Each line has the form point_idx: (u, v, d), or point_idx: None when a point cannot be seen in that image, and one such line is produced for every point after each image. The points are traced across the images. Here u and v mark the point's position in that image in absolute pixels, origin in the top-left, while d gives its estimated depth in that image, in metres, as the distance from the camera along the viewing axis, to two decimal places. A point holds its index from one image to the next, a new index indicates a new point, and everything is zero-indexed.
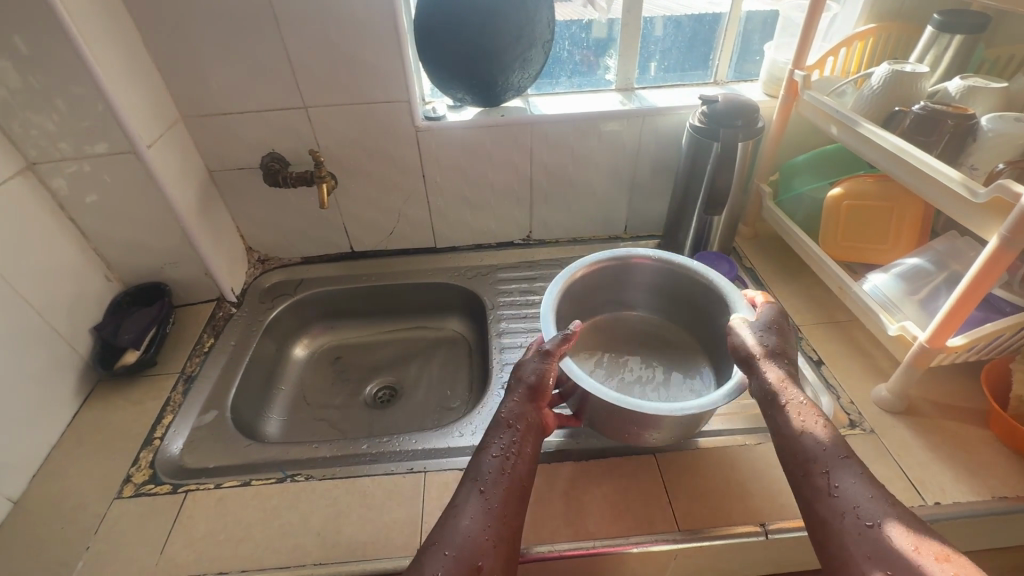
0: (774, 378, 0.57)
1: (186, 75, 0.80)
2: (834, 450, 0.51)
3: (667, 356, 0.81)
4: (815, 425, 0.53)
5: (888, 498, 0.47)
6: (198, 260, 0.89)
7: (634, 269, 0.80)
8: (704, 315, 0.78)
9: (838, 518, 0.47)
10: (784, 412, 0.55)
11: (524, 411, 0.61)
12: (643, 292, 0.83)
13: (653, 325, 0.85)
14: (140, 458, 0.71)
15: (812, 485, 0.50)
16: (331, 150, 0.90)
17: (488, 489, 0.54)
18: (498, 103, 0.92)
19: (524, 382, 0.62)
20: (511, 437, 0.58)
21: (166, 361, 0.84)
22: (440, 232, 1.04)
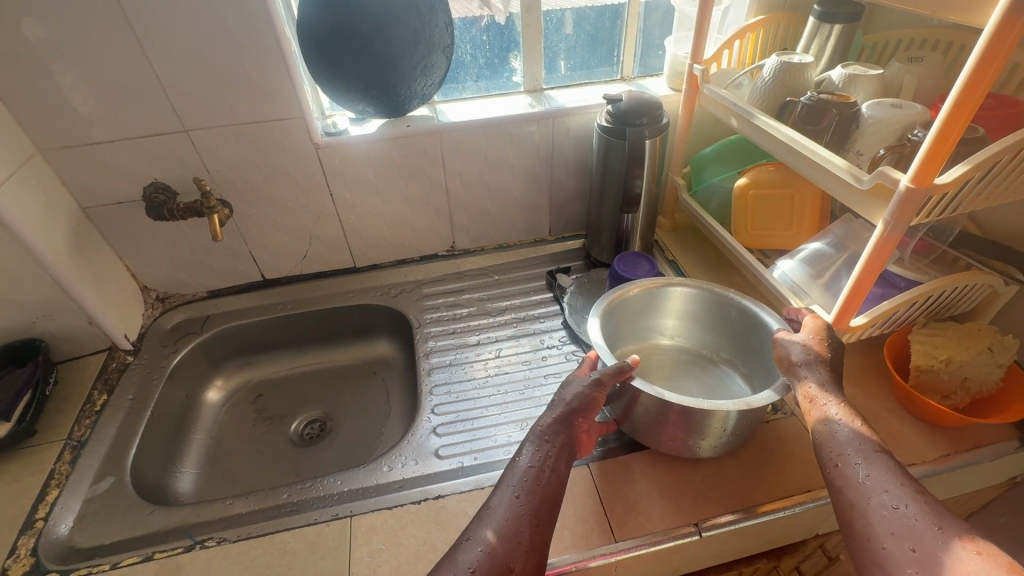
0: (813, 385, 0.58)
1: (35, 103, 0.71)
2: (866, 444, 0.52)
3: (710, 385, 0.75)
4: (846, 425, 0.54)
5: (916, 485, 0.48)
6: (77, 309, 0.79)
7: (674, 295, 0.77)
8: (744, 338, 0.73)
9: (867, 499, 0.48)
10: (822, 412, 0.56)
11: (563, 429, 0.57)
12: (684, 319, 0.79)
13: (694, 354, 0.79)
14: (18, 547, 0.62)
15: (844, 473, 0.51)
16: (223, 175, 0.83)
17: (523, 494, 0.52)
18: (405, 111, 0.88)
19: (566, 404, 0.59)
20: (547, 448, 0.56)
21: (49, 428, 0.75)
22: (358, 251, 0.99)
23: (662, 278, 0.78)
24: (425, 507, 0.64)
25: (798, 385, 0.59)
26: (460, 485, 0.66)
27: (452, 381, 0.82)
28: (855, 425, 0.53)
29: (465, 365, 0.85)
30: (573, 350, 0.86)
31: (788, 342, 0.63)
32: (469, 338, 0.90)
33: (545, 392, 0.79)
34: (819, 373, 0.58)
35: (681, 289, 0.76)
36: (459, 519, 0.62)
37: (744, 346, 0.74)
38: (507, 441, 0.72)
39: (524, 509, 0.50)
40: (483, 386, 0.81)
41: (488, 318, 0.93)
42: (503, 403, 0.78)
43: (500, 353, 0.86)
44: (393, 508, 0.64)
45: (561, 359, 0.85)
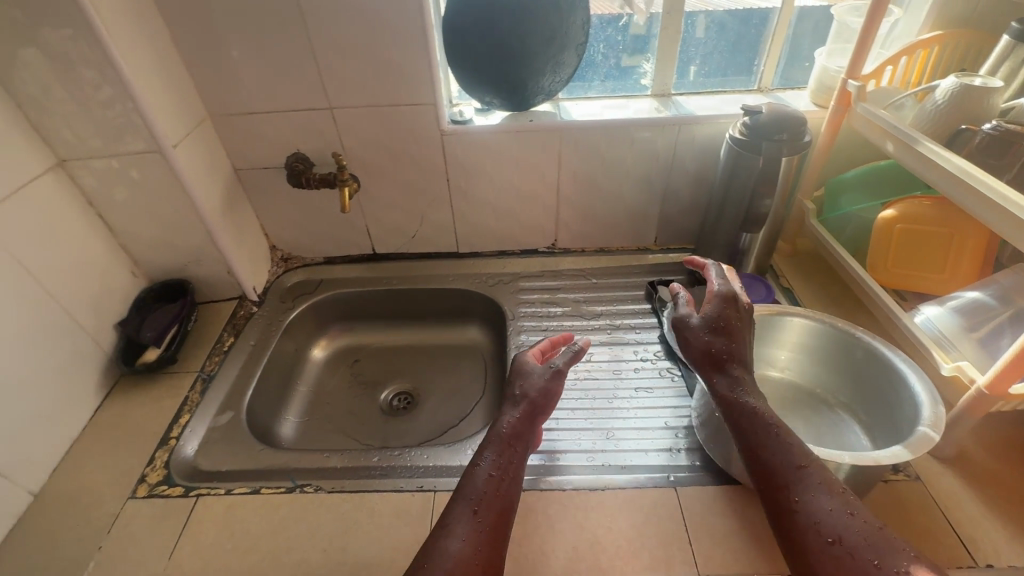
0: (722, 387, 0.57)
1: (214, 75, 0.80)
2: (791, 462, 0.50)
3: (819, 425, 0.69)
4: (772, 436, 0.52)
5: (841, 499, 0.46)
6: (220, 258, 0.88)
7: (789, 325, 0.72)
8: (868, 381, 0.66)
9: (801, 534, 0.45)
10: (737, 420, 0.54)
11: (523, 428, 0.60)
12: (797, 353, 0.73)
13: (805, 391, 0.73)
14: (155, 458, 0.71)
15: (777, 501, 0.48)
16: (356, 152, 0.89)
17: (479, 510, 0.51)
18: (529, 105, 0.89)
19: (530, 400, 0.62)
20: (505, 453, 0.57)
21: (186, 359, 0.85)
22: (463, 237, 1.02)
23: (779, 306, 0.73)
24: None
25: (710, 388, 0.58)
26: (542, 482, 0.66)
27: None
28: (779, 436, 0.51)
29: None
30: (666, 366, 0.83)
31: (688, 325, 0.62)
32: None
33: (634, 405, 0.77)
34: (730, 376, 0.57)
35: (799, 320, 0.71)
36: (537, 515, 0.62)
37: (866, 390, 0.67)
38: (592, 448, 0.71)
39: (480, 526, 0.49)
40: (571, 388, 0.80)
41: (581, 320, 0.92)
42: (590, 409, 0.77)
43: (591, 358, 0.85)
44: None
45: (654, 374, 0.82)
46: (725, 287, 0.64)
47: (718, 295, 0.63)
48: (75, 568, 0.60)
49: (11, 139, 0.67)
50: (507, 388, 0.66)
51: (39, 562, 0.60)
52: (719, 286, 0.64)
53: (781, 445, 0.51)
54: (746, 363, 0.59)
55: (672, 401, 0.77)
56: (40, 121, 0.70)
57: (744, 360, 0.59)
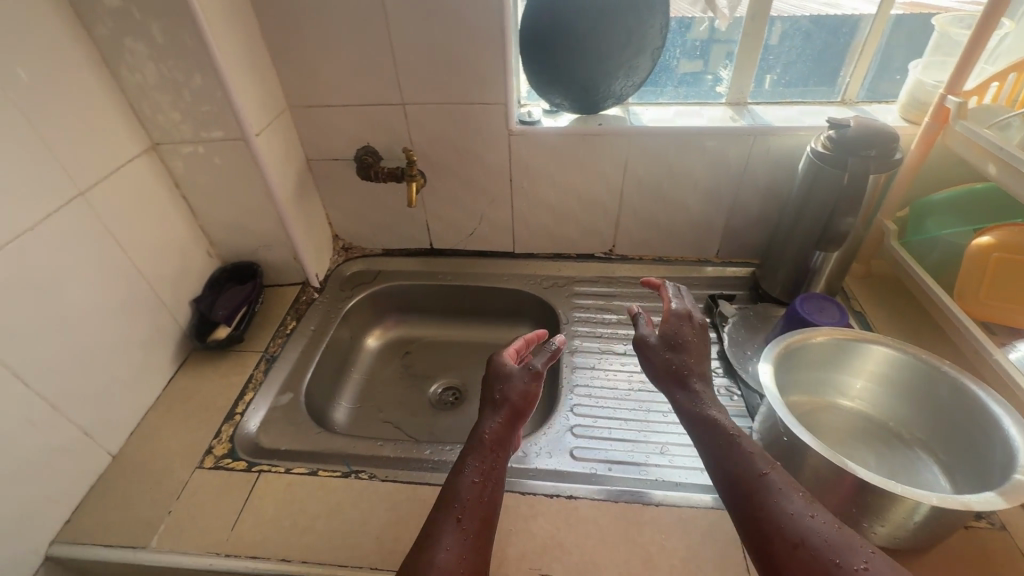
0: (689, 403, 0.58)
1: (297, 68, 0.83)
2: (753, 468, 0.50)
3: (894, 461, 0.65)
4: (731, 446, 0.52)
5: (802, 498, 0.47)
6: (288, 244, 0.91)
7: (868, 353, 0.68)
8: (953, 419, 0.62)
9: (769, 541, 0.45)
10: (705, 435, 0.54)
11: (505, 434, 0.59)
12: (874, 383, 0.69)
13: (878, 423, 0.69)
14: (221, 432, 0.74)
15: (742, 509, 0.48)
16: (424, 148, 0.90)
17: (463, 518, 0.50)
18: (598, 109, 0.88)
19: (510, 404, 0.60)
20: (487, 459, 0.55)
21: (251, 339, 0.88)
22: (520, 237, 1.02)
23: (856, 331, 0.69)
24: (557, 504, 0.64)
25: (677, 406, 0.59)
26: (593, 491, 0.65)
27: (595, 385, 0.81)
28: (737, 445, 0.52)
29: (607, 373, 0.83)
30: (725, 384, 0.80)
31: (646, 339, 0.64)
32: (615, 346, 0.88)
33: None
34: (696, 390, 0.58)
35: (879, 348, 0.67)
36: (588, 525, 0.62)
37: (950, 428, 0.62)
38: (645, 461, 0.70)
39: (462, 531, 0.48)
40: (625, 398, 0.79)
41: None
42: (644, 421, 0.75)
43: None
44: (526, 494, 0.65)
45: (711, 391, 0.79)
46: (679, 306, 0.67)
47: (677, 314, 0.66)
48: (147, 529, 0.63)
49: (113, 122, 0.71)
50: (484, 391, 0.63)
51: (115, 520, 0.64)
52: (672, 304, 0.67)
53: (742, 452, 0.51)
54: (706, 378, 0.60)
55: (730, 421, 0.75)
56: (139, 106, 0.74)
57: (704, 376, 0.60)
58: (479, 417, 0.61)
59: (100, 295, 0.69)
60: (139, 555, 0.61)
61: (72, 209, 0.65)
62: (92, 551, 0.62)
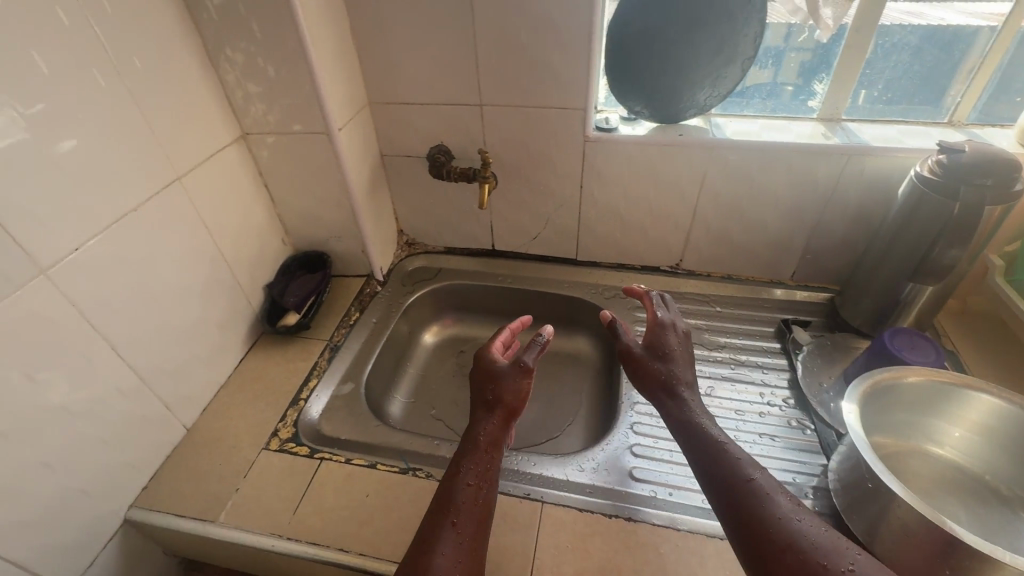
0: (676, 412, 0.59)
1: (380, 65, 0.84)
2: (741, 471, 0.51)
3: (993, 521, 0.59)
4: (716, 451, 0.54)
5: (787, 500, 0.48)
6: (357, 236, 0.93)
7: (971, 401, 0.62)
8: None
9: (756, 543, 0.46)
10: (690, 443, 0.56)
11: (499, 434, 0.61)
12: (976, 434, 0.63)
13: (976, 477, 0.63)
14: (287, 415, 0.77)
15: (728, 513, 0.49)
16: (496, 150, 0.90)
17: (458, 522, 0.52)
18: (680, 118, 0.84)
19: (505, 405, 0.62)
20: (482, 460, 0.57)
21: (317, 327, 0.91)
22: (584, 245, 1.00)
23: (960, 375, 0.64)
24: (615, 525, 0.62)
25: (664, 414, 0.61)
26: (653, 516, 0.63)
27: None
28: (723, 449, 0.54)
29: None
30: (797, 416, 0.76)
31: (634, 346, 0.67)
32: None
33: (758, 453, 0.71)
34: (684, 398, 0.60)
35: (986, 398, 0.61)
36: (647, 550, 0.60)
37: None
38: None
39: (456, 535, 0.50)
40: None
41: (702, 349, 0.87)
42: None
43: (710, 392, 0.80)
44: (583, 511, 0.64)
45: (781, 422, 0.75)
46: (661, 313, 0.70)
47: (661, 325, 0.68)
48: (216, 504, 0.66)
49: (211, 111, 0.75)
50: (476, 392, 0.65)
51: (187, 492, 0.67)
52: (659, 313, 0.70)
53: (729, 456, 0.53)
54: (694, 386, 0.62)
55: (802, 456, 0.71)
56: (234, 97, 0.77)
57: (691, 382, 0.62)
58: (473, 419, 0.62)
59: (187, 276, 0.73)
60: (209, 529, 0.64)
61: (171, 194, 0.69)
62: (167, 519, 0.65)
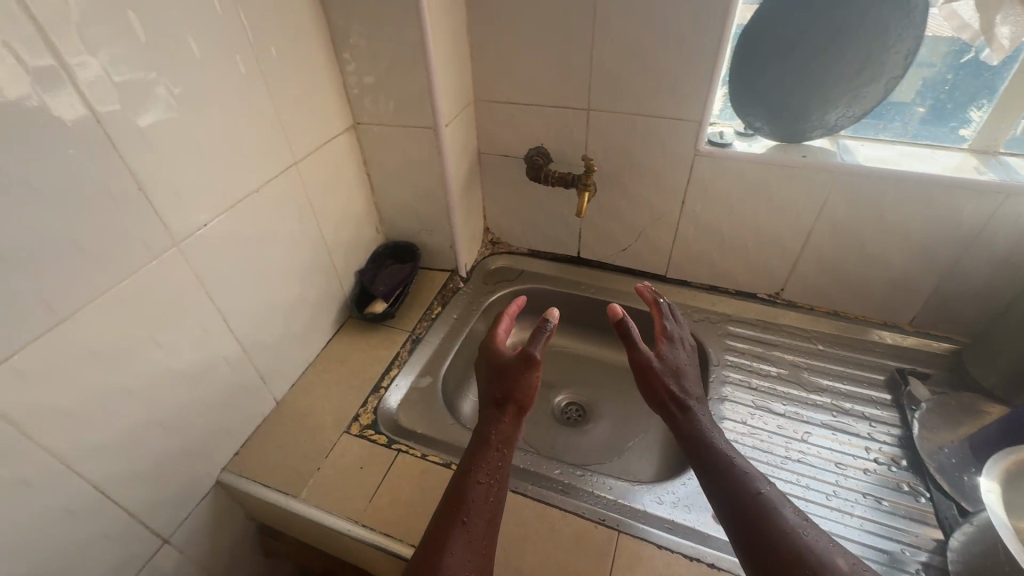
0: (687, 426, 0.59)
1: (491, 63, 0.84)
2: (751, 486, 0.52)
3: None
4: (726, 467, 0.54)
5: (795, 514, 0.50)
6: (448, 232, 0.94)
7: None
8: None
9: (768, 559, 0.47)
10: (698, 457, 0.57)
11: (508, 431, 0.60)
12: None
13: None
14: (367, 402, 0.78)
15: (739, 529, 0.50)
16: (597, 157, 0.87)
17: (468, 519, 0.51)
18: (803, 138, 0.78)
19: (513, 401, 0.61)
20: (492, 459, 0.57)
21: (401, 317, 0.92)
22: (676, 262, 0.96)
23: None
24: (697, 569, 0.58)
25: (671, 429, 0.61)
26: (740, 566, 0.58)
27: (745, 443, 0.73)
28: (734, 466, 0.54)
29: (761, 433, 0.75)
30: (909, 479, 0.68)
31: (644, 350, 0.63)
32: (772, 405, 0.79)
33: (862, 514, 0.65)
34: (693, 412, 0.60)
35: None
36: None
37: None
38: None
39: (466, 534, 0.50)
40: (781, 467, 0.70)
41: (799, 389, 0.80)
42: (802, 500, 0.66)
43: (807, 438, 0.74)
44: (662, 548, 0.60)
45: (890, 483, 0.68)
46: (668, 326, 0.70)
47: (668, 339, 0.68)
48: (299, 480, 0.69)
49: (329, 100, 0.77)
50: (486, 389, 0.64)
51: (274, 463, 0.71)
52: (666, 326, 0.69)
53: (737, 471, 0.54)
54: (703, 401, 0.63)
55: (914, 527, 0.63)
56: (351, 87, 0.79)
57: (699, 396, 0.63)
58: (484, 416, 0.61)
59: (293, 257, 0.76)
60: (290, 503, 0.66)
61: (287, 177, 0.72)
62: (253, 488, 0.68)
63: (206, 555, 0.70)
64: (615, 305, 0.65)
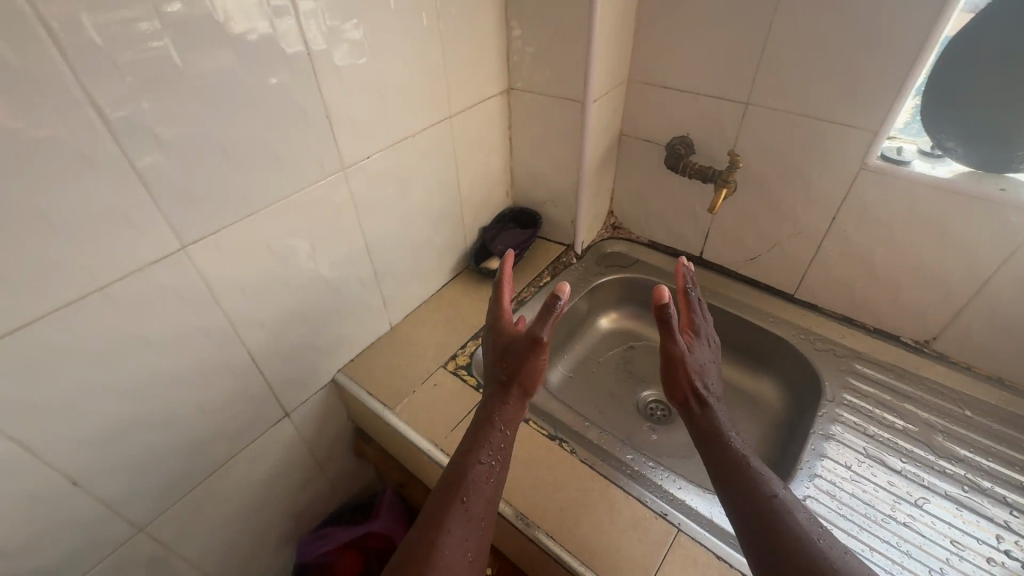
0: (709, 424, 0.58)
1: (654, 44, 0.83)
2: (766, 488, 0.52)
3: None
4: (742, 467, 0.53)
5: (806, 518, 0.50)
6: (572, 206, 0.96)
7: None
8: None
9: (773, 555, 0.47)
10: (715, 454, 0.56)
11: (512, 412, 0.60)
12: None
13: None
14: (466, 346, 0.85)
15: (746, 524, 0.50)
16: (745, 155, 0.82)
17: (467, 499, 0.53)
18: (1006, 169, 0.65)
19: (516, 383, 0.60)
20: (494, 441, 0.58)
21: (511, 278, 0.97)
22: (809, 282, 0.88)
23: None
24: None
25: (690, 424, 0.59)
26: None
27: (844, 489, 0.67)
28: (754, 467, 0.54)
29: (865, 484, 0.67)
30: None
31: (678, 344, 0.58)
32: (887, 458, 0.70)
33: None
34: (716, 414, 0.58)
35: None
36: None
37: None
38: None
39: (464, 512, 0.52)
40: (880, 525, 0.63)
41: (926, 451, 0.71)
42: (897, 566, 0.60)
43: (922, 504, 0.65)
44: (722, 560, 0.58)
45: None
46: (694, 317, 0.65)
47: (694, 335, 0.63)
48: (396, 396, 0.77)
49: (491, 63, 0.82)
50: (494, 367, 0.63)
51: (379, 378, 0.80)
52: (695, 320, 0.64)
53: (751, 472, 0.53)
54: (724, 403, 0.61)
55: None
56: (513, 53, 0.84)
57: (717, 395, 0.60)
58: (489, 395, 0.61)
59: (430, 202, 0.83)
60: (385, 413, 0.75)
61: (441, 128, 0.78)
62: (359, 392, 0.78)
63: (312, 438, 0.82)
64: (664, 287, 0.56)
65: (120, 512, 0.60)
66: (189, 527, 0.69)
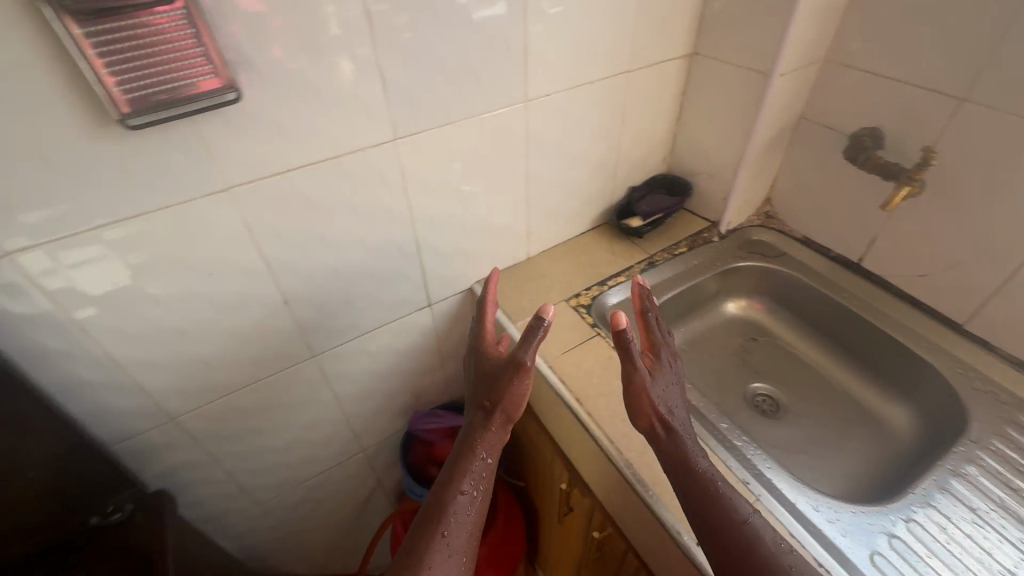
0: (673, 448, 0.58)
1: (867, 23, 0.77)
2: (736, 515, 0.53)
3: None
4: (709, 492, 0.55)
5: (775, 541, 0.53)
6: (728, 182, 0.95)
7: None
8: None
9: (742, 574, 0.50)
10: (681, 479, 0.56)
11: (494, 439, 0.61)
12: None
13: None
14: (590, 289, 0.91)
15: (712, 545, 0.52)
16: (944, 157, 0.74)
17: (447, 533, 0.54)
18: None
19: (498, 409, 0.61)
20: (474, 470, 0.58)
21: (647, 241, 1.00)
22: (988, 314, 0.77)
23: None
24: None
25: (656, 448, 0.59)
26: None
27: (958, 526, 0.61)
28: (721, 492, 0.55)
29: (987, 531, 0.61)
30: None
31: (639, 369, 0.59)
32: None
33: None
34: (683, 439, 0.58)
35: None
36: None
37: None
38: None
39: (446, 546, 0.53)
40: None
41: None
42: None
43: None
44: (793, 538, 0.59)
45: None
46: (652, 346, 0.65)
47: (654, 362, 0.64)
48: (520, 314, 0.87)
49: (682, 25, 0.84)
50: (478, 391, 0.64)
51: (509, 296, 0.90)
52: (652, 350, 0.65)
53: (718, 497, 0.54)
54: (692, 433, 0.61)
55: None
56: (706, 18, 0.84)
57: (683, 421, 0.61)
58: (471, 422, 0.62)
59: (590, 150, 0.89)
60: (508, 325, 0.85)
61: (617, 81, 0.83)
62: None
63: (443, 334, 0.96)
64: (621, 314, 0.56)
65: (305, 337, 0.78)
66: (343, 369, 0.87)
